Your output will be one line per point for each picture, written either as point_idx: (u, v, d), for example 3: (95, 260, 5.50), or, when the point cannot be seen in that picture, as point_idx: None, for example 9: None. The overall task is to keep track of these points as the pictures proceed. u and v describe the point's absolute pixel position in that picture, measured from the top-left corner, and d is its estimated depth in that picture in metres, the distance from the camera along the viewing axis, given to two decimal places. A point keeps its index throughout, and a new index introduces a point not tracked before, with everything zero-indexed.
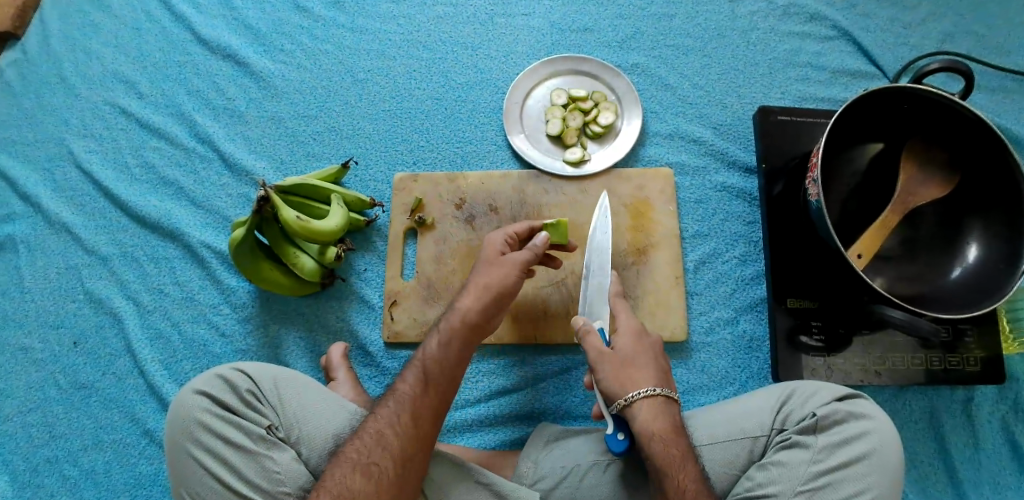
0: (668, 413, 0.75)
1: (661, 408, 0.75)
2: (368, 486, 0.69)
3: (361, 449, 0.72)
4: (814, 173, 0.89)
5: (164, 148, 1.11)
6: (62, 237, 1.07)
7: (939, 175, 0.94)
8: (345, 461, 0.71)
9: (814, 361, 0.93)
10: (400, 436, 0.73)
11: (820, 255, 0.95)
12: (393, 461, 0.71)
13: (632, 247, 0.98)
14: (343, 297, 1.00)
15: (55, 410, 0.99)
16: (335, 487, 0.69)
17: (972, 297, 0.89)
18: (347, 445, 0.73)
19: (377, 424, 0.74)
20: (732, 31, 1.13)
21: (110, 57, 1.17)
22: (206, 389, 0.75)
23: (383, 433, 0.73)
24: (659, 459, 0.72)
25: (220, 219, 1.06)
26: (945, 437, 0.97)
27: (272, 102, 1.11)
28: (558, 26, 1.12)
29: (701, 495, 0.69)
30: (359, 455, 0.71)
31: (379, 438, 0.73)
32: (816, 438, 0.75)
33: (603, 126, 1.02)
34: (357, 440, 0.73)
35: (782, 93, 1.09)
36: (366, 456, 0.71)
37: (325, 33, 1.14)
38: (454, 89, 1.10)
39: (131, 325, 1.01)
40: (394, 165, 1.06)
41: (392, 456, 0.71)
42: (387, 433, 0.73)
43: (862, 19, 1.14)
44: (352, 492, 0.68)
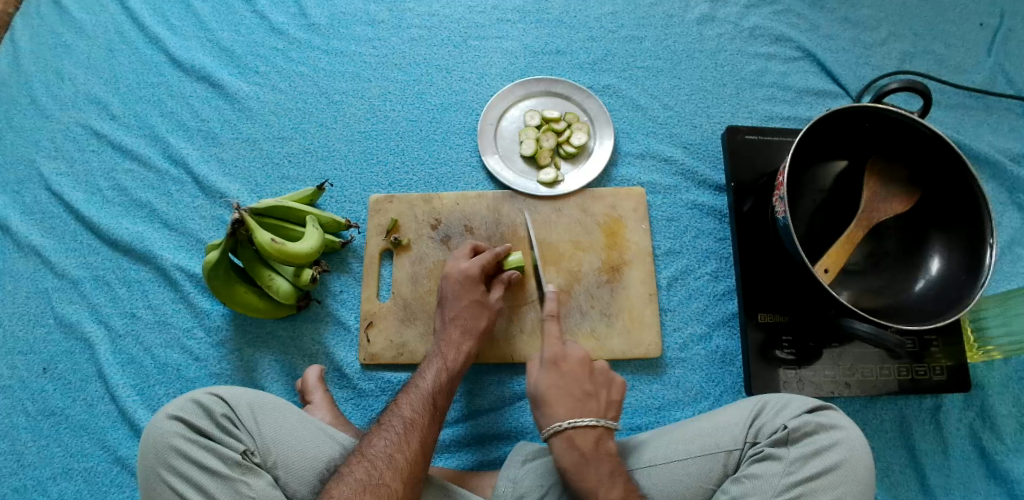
0: (580, 443, 0.79)
1: (571, 439, 0.79)
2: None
3: (371, 471, 0.72)
4: (780, 191, 0.92)
5: (137, 170, 1.10)
6: (31, 261, 1.05)
7: (900, 190, 0.97)
8: (351, 481, 0.70)
9: (785, 374, 0.95)
10: (411, 459, 0.74)
11: (788, 270, 0.97)
12: (402, 480, 0.72)
13: (606, 265, 1.00)
14: (319, 319, 1.00)
15: (23, 439, 0.97)
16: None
17: (936, 308, 0.92)
18: (353, 466, 0.72)
19: (383, 446, 0.75)
20: (700, 52, 1.16)
21: (82, 79, 1.16)
22: (180, 413, 0.74)
23: (392, 456, 0.74)
24: (583, 490, 0.76)
25: (194, 241, 1.05)
26: (916, 446, 0.99)
27: (247, 124, 1.12)
28: (531, 49, 1.15)
29: None
30: (367, 476, 0.71)
31: (389, 460, 0.73)
32: (788, 449, 0.77)
33: (575, 146, 1.05)
34: (366, 463, 0.73)
35: (749, 112, 1.12)
36: (376, 478, 0.71)
37: (300, 55, 1.15)
38: (429, 110, 1.11)
39: (103, 350, 1.00)
40: (370, 186, 1.06)
41: (402, 479, 0.72)
42: (396, 454, 0.74)
43: (824, 41, 1.18)
44: None
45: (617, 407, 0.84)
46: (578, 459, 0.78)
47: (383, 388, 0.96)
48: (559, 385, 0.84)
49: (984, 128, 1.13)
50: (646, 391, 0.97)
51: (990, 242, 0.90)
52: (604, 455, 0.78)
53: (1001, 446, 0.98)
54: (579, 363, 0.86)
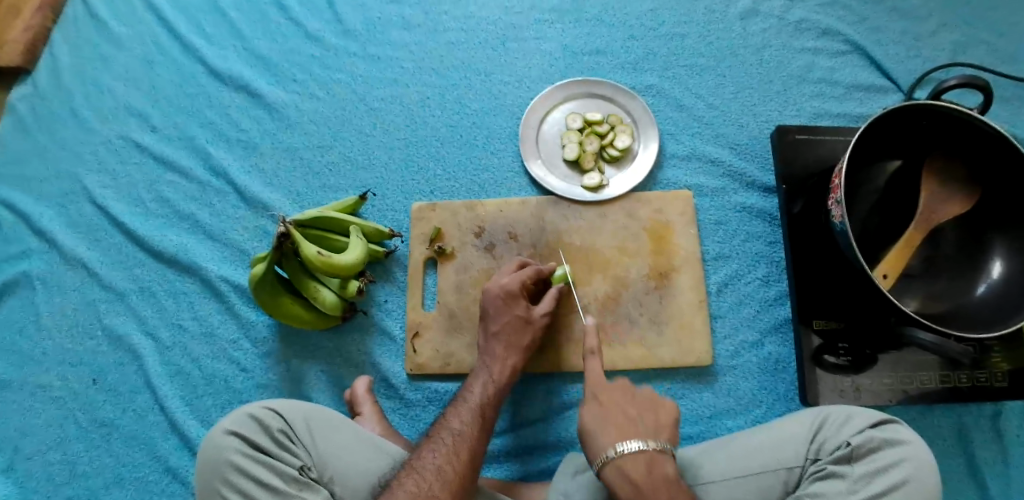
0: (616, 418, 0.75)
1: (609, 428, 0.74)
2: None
3: (421, 483, 0.70)
4: (836, 195, 0.89)
5: (178, 181, 1.10)
6: (79, 273, 1.06)
7: (960, 191, 0.94)
8: (402, 492, 0.70)
9: (841, 382, 0.92)
10: (461, 471, 0.73)
11: (843, 274, 0.94)
12: (452, 492, 0.71)
13: (654, 271, 0.98)
14: (365, 329, 0.99)
15: (76, 449, 0.98)
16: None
17: (997, 314, 0.89)
18: (403, 479, 0.71)
19: (433, 458, 0.74)
20: (745, 49, 1.12)
21: (121, 90, 1.17)
22: (236, 428, 0.73)
23: (442, 467, 0.72)
24: None
25: (237, 252, 1.05)
26: (975, 455, 0.96)
27: (285, 133, 1.11)
28: (570, 49, 1.12)
29: None
30: (418, 488, 0.70)
31: (438, 471, 0.72)
32: (852, 467, 0.75)
33: (620, 149, 1.02)
34: (416, 475, 0.71)
35: (797, 111, 1.09)
36: (426, 489, 0.70)
37: (337, 62, 1.14)
38: (468, 115, 1.10)
39: (151, 361, 1.00)
40: (412, 193, 1.05)
41: (452, 490, 0.71)
42: (446, 465, 0.73)
43: (874, 34, 1.14)
44: None
45: (669, 430, 0.76)
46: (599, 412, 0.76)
47: (431, 398, 0.95)
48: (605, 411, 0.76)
49: None
50: (696, 400, 0.95)
51: None
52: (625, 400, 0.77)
53: None
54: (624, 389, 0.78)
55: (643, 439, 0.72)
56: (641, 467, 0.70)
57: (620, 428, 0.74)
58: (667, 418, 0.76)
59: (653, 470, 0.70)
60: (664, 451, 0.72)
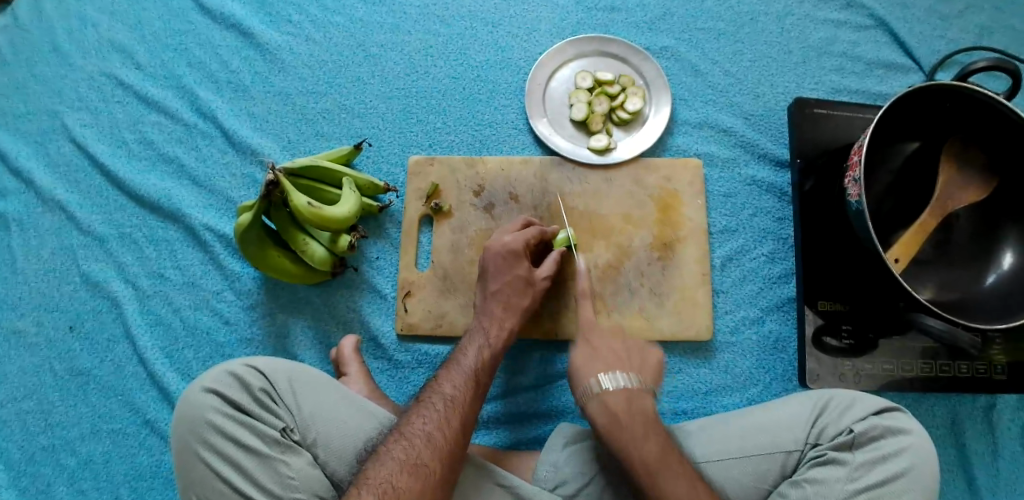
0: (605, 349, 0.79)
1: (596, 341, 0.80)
2: (417, 485, 0.65)
3: (409, 450, 0.68)
4: (854, 172, 0.85)
5: (163, 122, 1.04)
6: (56, 215, 1.01)
7: (975, 178, 0.91)
8: (390, 459, 0.67)
9: (842, 365, 0.90)
10: (450, 438, 0.70)
11: (853, 254, 0.91)
12: (442, 461, 0.68)
13: (657, 242, 0.94)
14: (354, 286, 0.95)
15: (50, 398, 0.95)
16: (381, 485, 0.64)
17: (1006, 306, 0.87)
18: (391, 445, 0.68)
19: (422, 423, 0.70)
20: (765, 16, 1.07)
21: (105, 24, 1.09)
22: (216, 386, 0.70)
23: (431, 434, 0.69)
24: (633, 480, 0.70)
25: (224, 200, 1.00)
26: (966, 445, 0.95)
27: (279, 76, 1.05)
28: (584, 4, 1.06)
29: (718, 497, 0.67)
30: (405, 455, 0.67)
31: (428, 437, 0.69)
32: (853, 454, 0.73)
33: (630, 113, 0.97)
34: (405, 441, 0.68)
35: (815, 83, 1.04)
36: (414, 456, 0.67)
37: (335, 4, 1.07)
38: (472, 68, 1.04)
39: (131, 309, 0.96)
40: (409, 147, 1.00)
41: (442, 459, 0.68)
42: (435, 432, 0.70)
43: (899, 8, 1.09)
44: (399, 491, 0.64)
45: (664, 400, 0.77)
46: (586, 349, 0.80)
47: (420, 360, 0.92)
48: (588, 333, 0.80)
49: None
50: (692, 375, 0.92)
51: None
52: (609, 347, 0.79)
53: None
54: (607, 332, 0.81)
55: (628, 375, 0.76)
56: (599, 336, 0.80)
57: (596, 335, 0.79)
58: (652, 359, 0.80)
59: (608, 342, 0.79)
60: (643, 387, 0.75)
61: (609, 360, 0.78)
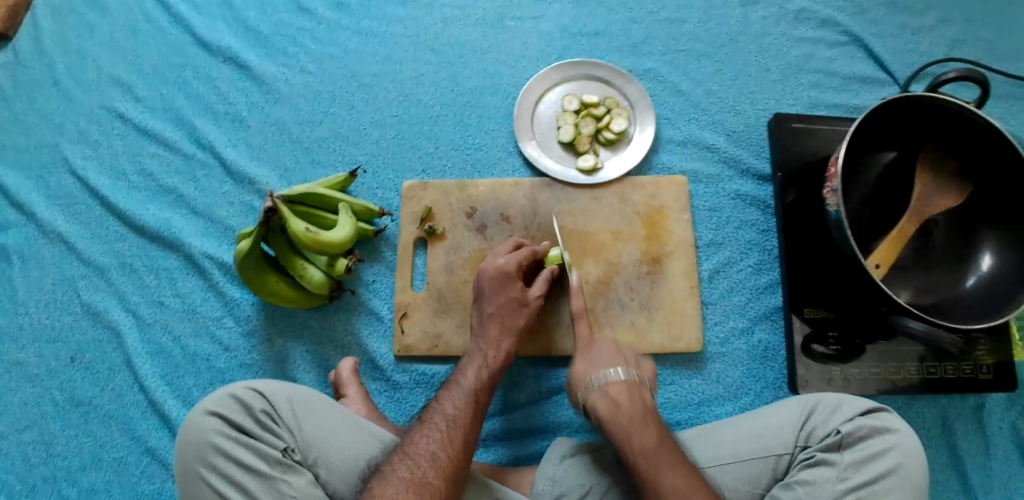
0: (637, 400, 0.80)
1: (617, 391, 0.80)
2: None
3: (415, 470, 0.69)
4: (832, 183, 0.88)
5: (162, 154, 1.07)
6: (56, 247, 1.03)
7: (953, 184, 0.94)
8: (397, 480, 0.68)
9: (831, 370, 0.93)
10: (454, 457, 0.72)
11: (838, 263, 0.94)
12: (445, 479, 0.70)
13: (647, 257, 0.97)
14: (351, 309, 0.97)
15: (52, 428, 0.96)
16: None
17: (987, 307, 0.90)
18: (397, 465, 0.70)
19: (426, 443, 0.72)
20: (744, 36, 1.11)
21: (105, 59, 1.13)
22: (218, 409, 0.71)
23: (435, 454, 0.71)
24: None
25: (222, 228, 1.03)
26: (957, 445, 0.98)
27: (275, 106, 1.08)
28: (568, 30, 1.10)
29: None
30: (411, 474, 0.69)
31: (432, 457, 0.71)
32: (842, 455, 0.75)
33: (616, 133, 1.01)
34: (409, 461, 0.70)
35: (794, 99, 1.08)
36: (419, 476, 0.69)
37: (329, 36, 1.11)
38: (463, 94, 1.07)
39: (132, 338, 0.98)
40: (403, 172, 1.03)
41: (445, 477, 0.70)
42: (439, 452, 0.71)
43: (872, 25, 1.14)
44: None
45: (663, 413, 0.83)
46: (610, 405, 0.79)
47: (418, 380, 0.94)
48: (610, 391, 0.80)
49: None
50: (686, 386, 0.94)
51: None
52: (638, 403, 0.80)
53: None
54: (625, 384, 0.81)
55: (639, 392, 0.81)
56: (620, 387, 0.81)
57: (617, 387, 0.81)
58: (648, 366, 0.88)
59: (633, 395, 0.80)
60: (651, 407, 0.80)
61: (637, 413, 0.78)
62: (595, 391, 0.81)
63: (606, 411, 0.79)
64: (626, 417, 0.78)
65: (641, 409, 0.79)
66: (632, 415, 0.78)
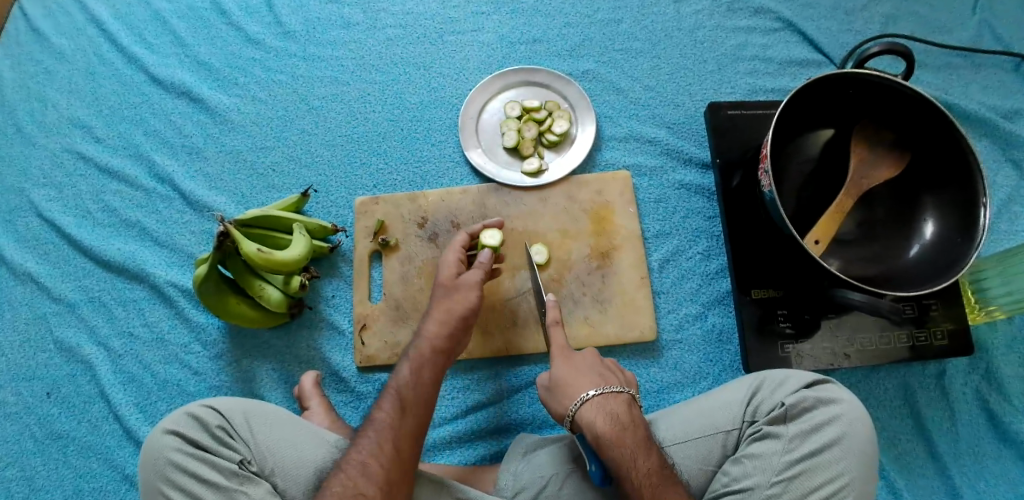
0: (633, 416, 0.76)
1: (613, 407, 0.76)
2: None
3: (346, 483, 0.70)
4: (765, 164, 0.90)
5: (124, 190, 1.11)
6: (28, 287, 1.07)
7: (888, 156, 0.96)
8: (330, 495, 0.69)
9: (784, 349, 0.94)
10: (385, 464, 0.72)
11: (777, 240, 0.96)
12: (379, 487, 0.70)
13: (596, 252, 0.99)
14: (313, 325, 1.00)
15: (33, 463, 0.99)
16: None
17: (931, 273, 0.92)
18: (331, 479, 0.71)
19: (357, 455, 0.73)
20: (679, 30, 1.14)
21: (66, 103, 1.17)
22: (175, 427, 0.73)
23: (366, 463, 0.72)
24: None
25: (186, 257, 1.06)
26: (921, 413, 0.99)
27: (229, 135, 1.12)
28: (508, 39, 1.14)
29: (658, 482, 0.71)
30: (344, 488, 0.70)
31: (363, 467, 0.72)
32: (787, 427, 0.77)
33: (558, 135, 1.04)
34: (341, 473, 0.71)
35: (731, 88, 1.11)
36: (350, 487, 0.70)
37: (278, 63, 1.15)
38: (409, 109, 1.11)
39: (104, 370, 1.01)
40: (356, 189, 1.06)
41: (379, 486, 0.70)
42: (370, 461, 0.72)
43: (805, 10, 1.16)
44: None
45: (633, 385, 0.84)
46: (611, 423, 0.75)
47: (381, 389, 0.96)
48: (604, 406, 0.76)
49: (974, 87, 1.12)
50: (644, 375, 0.96)
51: (983, 201, 0.89)
52: (636, 420, 0.76)
53: (1008, 407, 0.98)
54: (625, 403, 0.77)
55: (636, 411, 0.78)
56: (622, 406, 0.77)
57: (614, 404, 0.77)
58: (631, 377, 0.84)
59: (632, 413, 0.76)
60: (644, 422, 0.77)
61: (639, 435, 0.74)
62: (592, 407, 0.76)
63: (609, 430, 0.74)
64: (631, 441, 0.73)
65: (642, 430, 0.75)
66: (636, 438, 0.74)
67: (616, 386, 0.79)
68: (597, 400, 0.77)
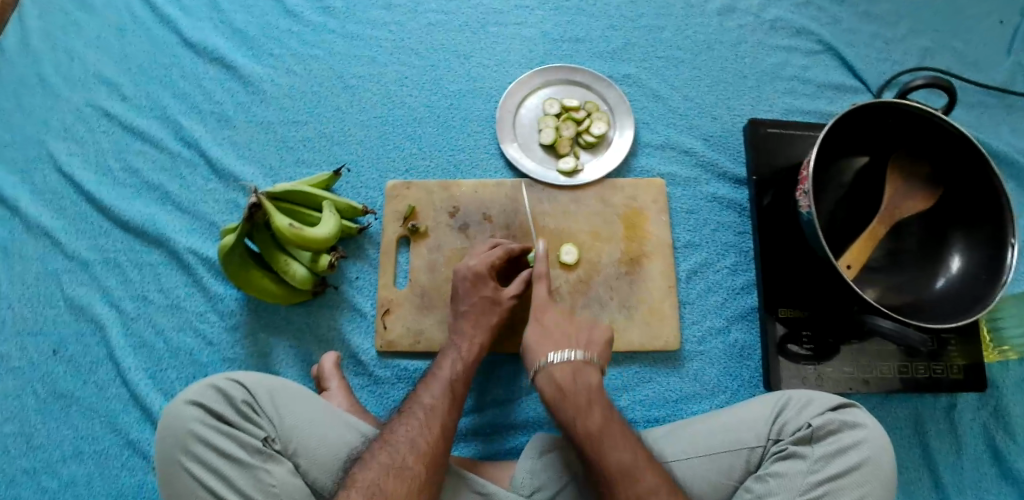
0: (623, 438, 0.75)
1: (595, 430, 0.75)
2: (402, 489, 0.69)
3: (394, 455, 0.71)
4: (805, 185, 0.90)
5: (148, 151, 1.09)
6: (41, 241, 1.04)
7: (921, 187, 0.98)
8: (376, 465, 0.70)
9: (804, 370, 0.95)
10: (432, 443, 0.73)
11: (808, 263, 0.97)
12: (426, 465, 0.72)
13: (625, 256, 0.99)
14: (335, 305, 0.99)
15: (34, 421, 0.97)
16: (367, 489, 0.68)
17: (956, 307, 0.92)
18: (377, 451, 0.72)
19: (404, 432, 0.74)
20: (721, 43, 1.14)
21: (93, 58, 1.14)
22: (198, 398, 0.72)
23: (415, 441, 0.73)
24: None
25: (207, 225, 1.04)
26: (930, 445, 1.00)
27: (261, 106, 1.10)
28: (550, 36, 1.13)
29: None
30: (391, 460, 0.71)
31: (412, 443, 0.73)
32: (812, 448, 0.77)
33: (595, 136, 1.03)
34: (389, 448, 0.72)
35: (770, 106, 1.11)
36: (399, 461, 0.71)
37: (316, 38, 1.13)
38: (446, 96, 1.10)
39: (114, 333, 0.99)
40: (387, 172, 1.05)
41: (426, 463, 0.72)
42: (418, 438, 0.73)
43: (845, 35, 1.17)
44: (385, 494, 0.68)
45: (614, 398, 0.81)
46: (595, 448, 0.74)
47: (400, 376, 0.95)
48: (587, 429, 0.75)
49: (1004, 127, 1.13)
50: (663, 383, 0.96)
51: (1011, 240, 0.90)
52: (622, 442, 0.74)
53: (1014, 446, 0.99)
54: (607, 424, 0.76)
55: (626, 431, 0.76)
56: (602, 428, 0.75)
57: (597, 425, 0.75)
58: (600, 338, 0.86)
59: (616, 434, 0.75)
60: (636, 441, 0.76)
61: (625, 460, 0.72)
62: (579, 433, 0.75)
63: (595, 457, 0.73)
64: (571, 402, 0.77)
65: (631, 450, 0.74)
66: (623, 463, 0.72)
67: (569, 351, 0.82)
68: (581, 425, 0.75)
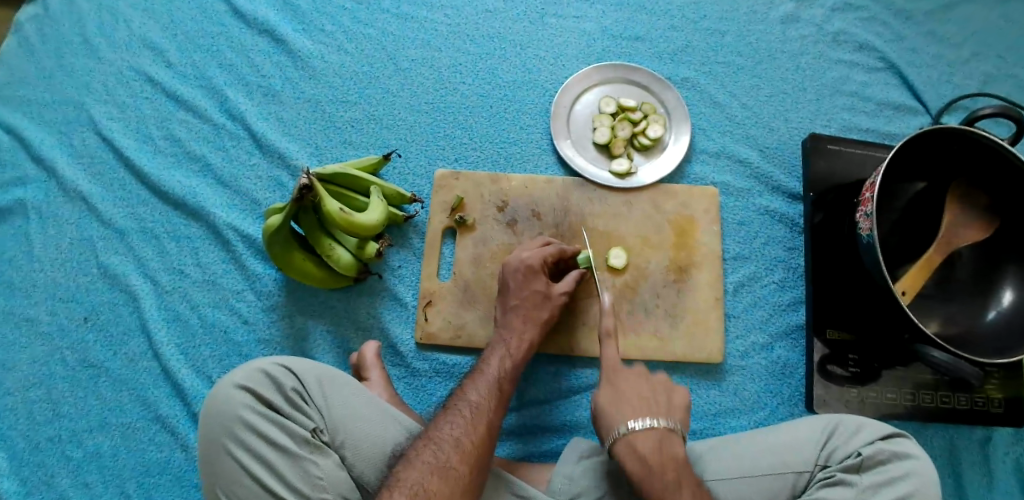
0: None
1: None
2: (447, 488, 0.66)
3: (439, 454, 0.69)
4: (867, 207, 0.88)
5: (191, 121, 1.06)
6: (77, 206, 1.02)
7: (979, 217, 0.95)
8: (420, 463, 0.68)
9: (848, 392, 0.93)
10: (477, 443, 0.71)
11: (860, 284, 0.95)
12: (470, 465, 0.69)
13: (674, 265, 0.97)
14: (375, 293, 0.97)
15: (61, 389, 0.95)
16: (411, 488, 0.65)
17: (1006, 342, 0.90)
18: (422, 448, 0.69)
19: (450, 429, 0.71)
20: (782, 53, 1.12)
21: (138, 21, 1.11)
22: (248, 384, 0.70)
23: (460, 439, 0.70)
24: None
25: (248, 201, 1.02)
26: (962, 475, 0.97)
27: (309, 83, 1.08)
28: (610, 32, 1.10)
29: None
30: (436, 459, 0.68)
31: (457, 442, 0.70)
32: (860, 477, 0.75)
33: (651, 139, 1.01)
34: (434, 446, 0.69)
35: (828, 121, 1.09)
36: (444, 460, 0.68)
37: (369, 17, 1.11)
38: (500, 87, 1.07)
39: (148, 304, 0.97)
40: (436, 159, 1.03)
41: (471, 463, 0.69)
42: (463, 437, 0.71)
43: (908, 54, 1.13)
44: (430, 494, 0.65)
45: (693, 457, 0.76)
46: None
47: (438, 369, 0.94)
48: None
49: None
50: (703, 396, 0.95)
51: None
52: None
53: None
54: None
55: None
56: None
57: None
58: (680, 401, 0.79)
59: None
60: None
61: None
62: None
63: None
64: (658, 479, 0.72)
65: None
66: None
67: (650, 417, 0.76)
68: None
